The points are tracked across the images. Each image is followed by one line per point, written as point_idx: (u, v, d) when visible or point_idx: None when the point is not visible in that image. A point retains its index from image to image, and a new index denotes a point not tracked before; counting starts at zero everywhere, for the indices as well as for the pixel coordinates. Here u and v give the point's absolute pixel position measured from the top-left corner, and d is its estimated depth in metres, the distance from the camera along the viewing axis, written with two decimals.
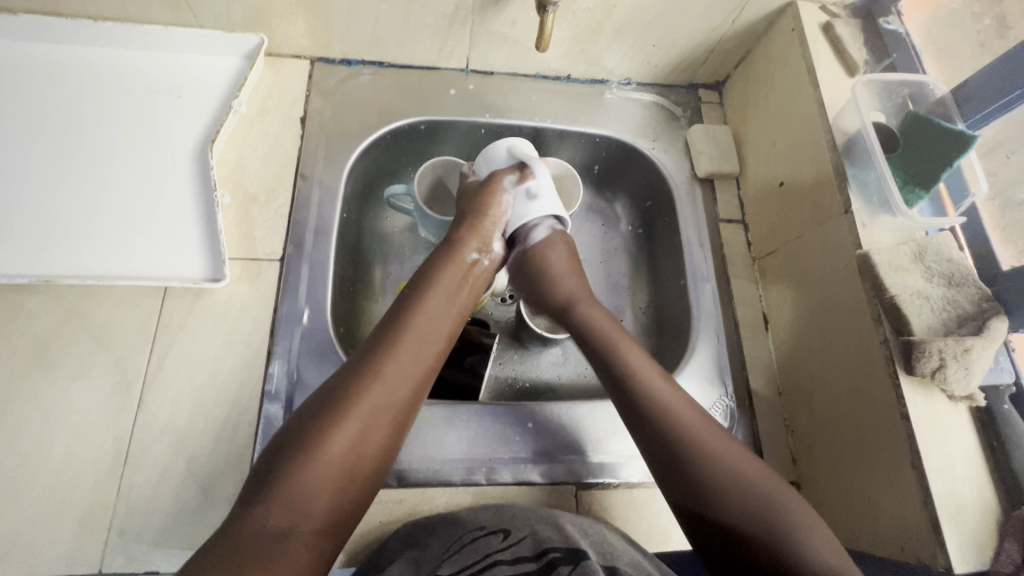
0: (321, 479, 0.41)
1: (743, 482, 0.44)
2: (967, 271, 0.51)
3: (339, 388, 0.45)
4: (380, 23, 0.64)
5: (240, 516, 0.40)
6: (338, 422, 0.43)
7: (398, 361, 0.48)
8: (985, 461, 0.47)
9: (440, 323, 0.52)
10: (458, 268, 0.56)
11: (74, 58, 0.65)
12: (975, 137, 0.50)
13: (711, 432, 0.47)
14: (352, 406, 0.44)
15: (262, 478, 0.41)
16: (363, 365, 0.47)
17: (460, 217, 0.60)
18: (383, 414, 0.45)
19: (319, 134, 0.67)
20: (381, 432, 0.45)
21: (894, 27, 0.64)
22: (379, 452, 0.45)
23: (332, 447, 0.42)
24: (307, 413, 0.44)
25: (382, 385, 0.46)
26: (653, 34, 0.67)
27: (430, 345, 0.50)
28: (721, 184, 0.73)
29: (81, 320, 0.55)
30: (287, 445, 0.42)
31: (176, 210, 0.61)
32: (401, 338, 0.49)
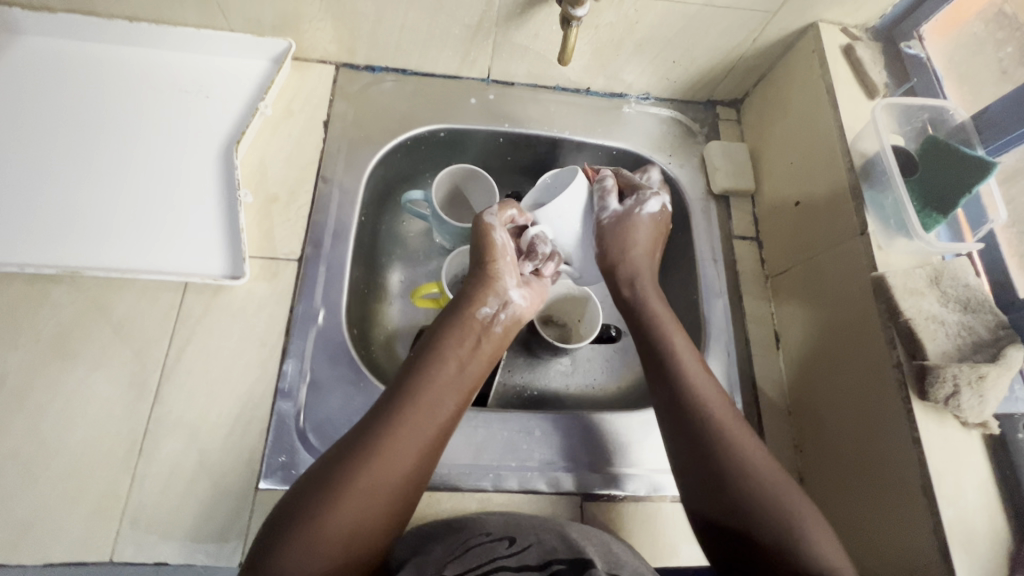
0: (320, 556, 0.41)
1: (768, 490, 0.46)
2: (983, 297, 0.50)
3: (338, 464, 0.45)
4: (405, 32, 0.65)
5: (268, 545, 0.41)
6: (333, 505, 0.43)
7: (399, 439, 0.46)
8: (998, 491, 0.47)
9: (447, 395, 0.51)
10: (474, 324, 0.56)
11: (107, 56, 0.66)
12: (994, 164, 0.51)
13: (735, 429, 0.50)
14: (351, 484, 0.44)
15: (266, 546, 0.41)
16: (366, 441, 0.46)
17: (472, 271, 0.58)
18: (385, 490, 0.45)
19: (340, 138, 0.68)
20: (380, 510, 0.44)
21: (915, 53, 0.64)
22: (378, 527, 0.44)
23: (329, 526, 0.42)
24: (306, 487, 0.44)
25: (381, 466, 0.45)
26: (674, 50, 0.68)
27: (445, 407, 0.50)
28: (736, 200, 0.73)
29: (103, 312, 0.57)
30: (287, 519, 0.42)
31: (200, 207, 0.62)
32: (407, 412, 0.48)
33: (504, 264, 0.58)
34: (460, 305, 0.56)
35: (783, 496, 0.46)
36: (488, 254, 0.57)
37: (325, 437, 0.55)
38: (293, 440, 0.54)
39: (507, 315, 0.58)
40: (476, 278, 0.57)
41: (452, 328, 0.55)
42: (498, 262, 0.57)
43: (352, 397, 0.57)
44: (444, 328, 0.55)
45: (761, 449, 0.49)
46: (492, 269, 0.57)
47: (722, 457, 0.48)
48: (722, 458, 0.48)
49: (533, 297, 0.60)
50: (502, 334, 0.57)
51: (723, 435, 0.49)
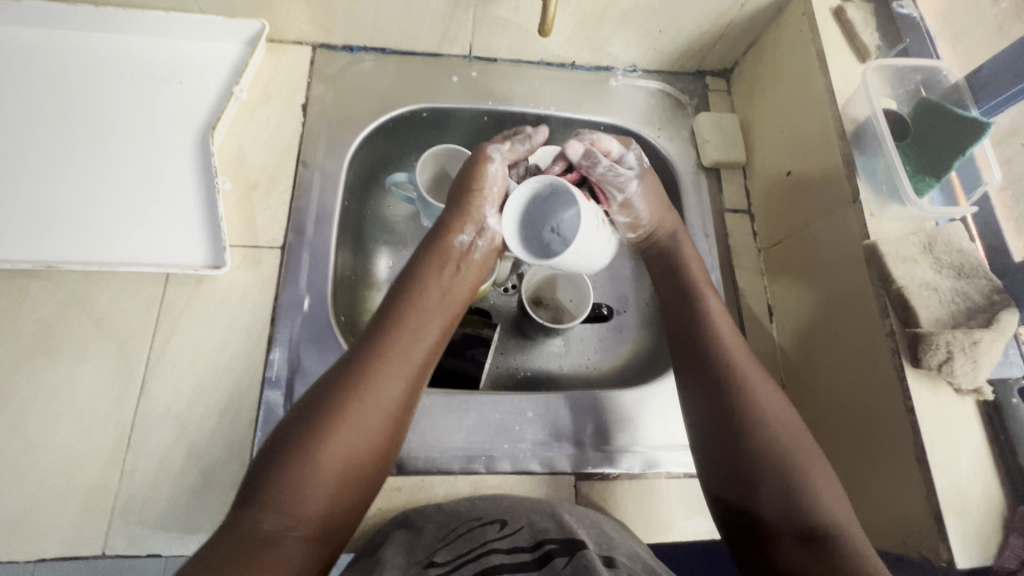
0: (318, 480, 0.42)
1: (795, 455, 0.47)
2: (976, 262, 0.49)
3: (326, 394, 0.45)
4: (381, 8, 0.63)
5: (262, 466, 0.42)
6: (326, 430, 0.43)
7: (384, 364, 0.47)
8: (992, 456, 0.46)
9: (430, 323, 0.52)
10: (452, 256, 0.56)
11: (75, 43, 0.64)
12: (988, 124, 0.49)
13: (778, 407, 0.49)
14: (343, 413, 0.44)
15: (255, 480, 0.41)
16: (352, 370, 0.46)
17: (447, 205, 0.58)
18: (377, 417, 0.45)
19: (319, 121, 0.67)
20: (374, 435, 0.45)
21: (907, 12, 0.62)
22: (374, 453, 0.45)
23: (323, 453, 0.42)
24: (298, 416, 0.44)
25: (369, 392, 0.45)
26: (660, 19, 0.66)
27: (428, 330, 0.51)
28: (727, 173, 0.71)
29: (84, 306, 0.56)
30: (277, 451, 0.42)
31: (179, 196, 0.61)
32: (390, 341, 0.49)
33: (486, 194, 0.57)
34: (437, 239, 0.56)
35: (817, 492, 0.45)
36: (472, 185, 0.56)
37: None
38: None
39: (485, 243, 0.57)
40: (452, 208, 0.57)
41: (430, 261, 0.55)
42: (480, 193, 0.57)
43: None
44: (424, 260, 0.55)
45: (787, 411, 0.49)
46: (469, 197, 0.56)
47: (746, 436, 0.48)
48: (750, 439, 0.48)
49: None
50: (482, 262, 0.58)
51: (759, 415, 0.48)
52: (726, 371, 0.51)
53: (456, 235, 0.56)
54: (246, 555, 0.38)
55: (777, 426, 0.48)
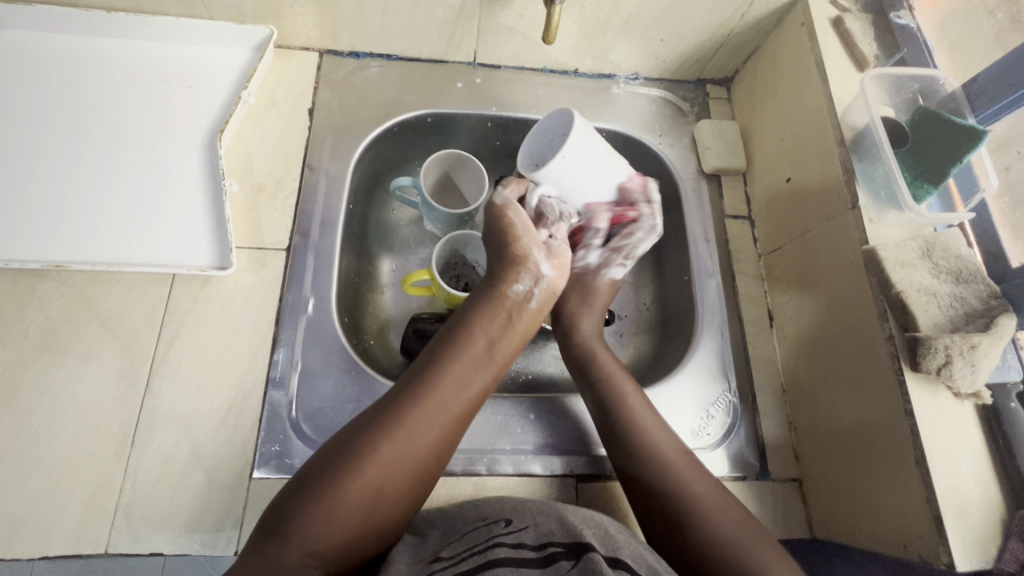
0: (345, 515, 0.42)
1: (711, 531, 0.46)
2: (975, 268, 0.50)
3: (368, 431, 0.45)
4: (388, 15, 0.65)
5: (297, 488, 0.42)
6: (362, 466, 0.43)
7: (428, 415, 0.47)
8: (992, 461, 0.46)
9: (478, 375, 0.51)
10: (505, 304, 0.55)
11: (86, 47, 0.65)
12: (986, 131, 0.50)
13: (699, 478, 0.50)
14: (379, 457, 0.44)
15: (284, 506, 0.42)
16: (397, 413, 0.46)
17: (496, 247, 0.59)
18: (410, 466, 0.45)
19: (326, 126, 0.68)
20: (405, 477, 0.45)
21: (905, 23, 0.63)
22: (404, 501, 0.45)
23: (354, 493, 0.42)
24: (339, 447, 0.44)
25: (409, 439, 0.45)
26: (661, 28, 0.67)
27: (478, 379, 0.51)
28: (728, 179, 0.72)
29: (91, 306, 0.56)
30: (309, 481, 0.43)
31: (185, 198, 0.62)
32: (435, 386, 0.48)
33: (531, 239, 0.59)
34: (494, 281, 0.56)
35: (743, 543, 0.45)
36: (515, 227, 0.58)
37: (318, 425, 0.55)
38: (285, 429, 0.54)
39: (542, 291, 0.57)
40: (503, 253, 0.58)
41: (487, 302, 0.55)
42: (524, 237, 0.58)
43: (344, 384, 0.57)
44: (478, 302, 0.55)
45: (713, 490, 0.49)
46: (521, 242, 0.58)
47: (670, 500, 0.49)
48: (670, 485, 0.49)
49: (561, 269, 0.59)
50: (537, 311, 0.57)
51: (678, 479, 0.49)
52: (642, 441, 0.52)
53: (512, 283, 0.56)
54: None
55: (701, 493, 0.49)
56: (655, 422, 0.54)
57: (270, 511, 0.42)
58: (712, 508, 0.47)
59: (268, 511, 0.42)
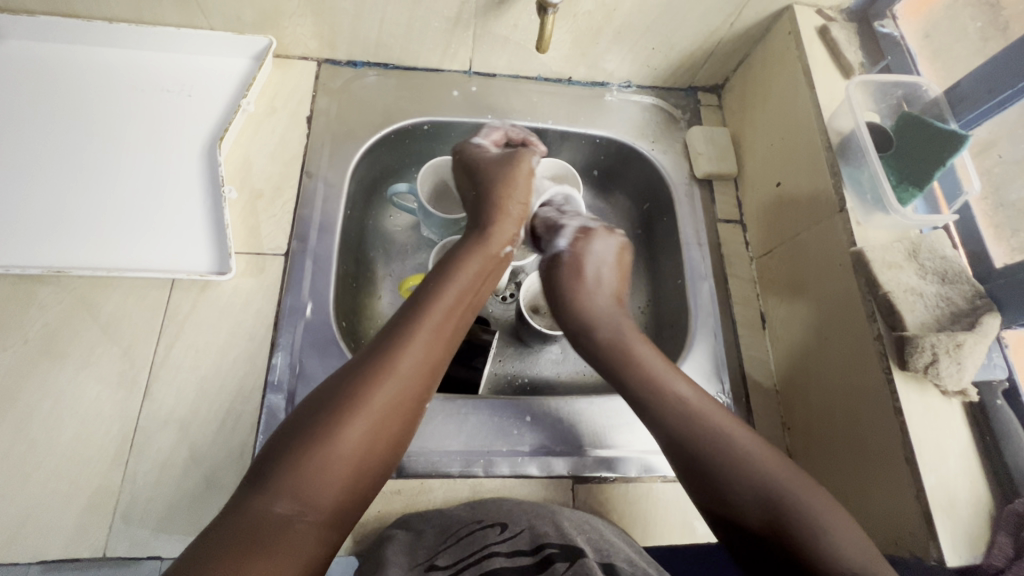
0: (335, 466, 0.41)
1: (733, 471, 0.45)
2: (959, 268, 0.51)
3: (349, 381, 0.45)
4: (385, 25, 0.66)
5: (283, 443, 0.42)
6: (351, 412, 0.43)
7: (409, 357, 0.47)
8: (979, 457, 0.47)
9: (456, 320, 0.52)
10: (486, 257, 0.56)
11: (87, 57, 0.67)
12: (966, 137, 0.51)
13: (741, 442, 0.46)
14: (365, 404, 0.44)
15: (267, 464, 0.41)
16: (376, 360, 0.46)
17: (483, 204, 0.60)
18: (392, 411, 0.45)
19: (324, 133, 0.69)
20: (392, 426, 0.45)
21: (888, 31, 0.65)
22: (389, 448, 0.45)
23: (342, 442, 0.42)
24: (319, 403, 0.44)
25: (395, 382, 0.45)
26: (652, 37, 0.69)
27: (451, 325, 0.51)
28: (720, 184, 0.73)
29: (90, 311, 0.57)
30: (293, 434, 0.42)
31: (185, 205, 0.62)
32: (415, 332, 0.48)
33: (518, 200, 0.61)
34: (482, 237, 0.58)
35: (770, 489, 0.43)
36: (506, 189, 0.60)
37: None
38: None
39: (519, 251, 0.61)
40: (489, 212, 0.59)
41: (466, 253, 0.56)
42: (512, 200, 0.60)
43: None
44: (459, 256, 0.56)
45: (743, 431, 0.47)
46: (505, 199, 0.60)
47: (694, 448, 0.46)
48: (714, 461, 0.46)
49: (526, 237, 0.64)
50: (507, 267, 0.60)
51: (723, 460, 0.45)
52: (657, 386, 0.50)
53: (495, 239, 0.58)
54: (254, 541, 0.37)
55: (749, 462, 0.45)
56: (660, 361, 0.53)
57: (251, 475, 0.41)
58: (739, 452, 0.45)
59: (249, 474, 0.41)
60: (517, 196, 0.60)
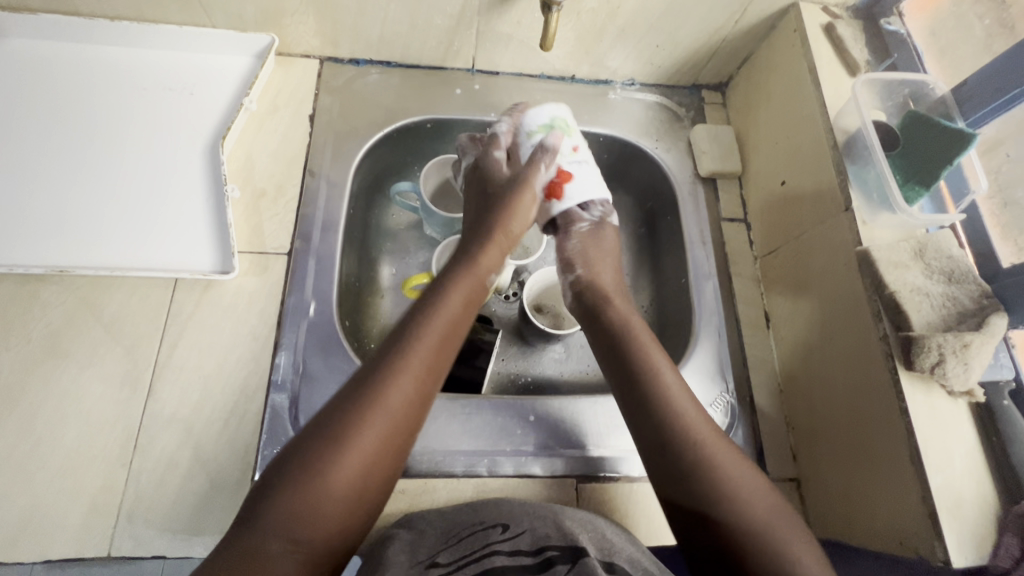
0: (325, 501, 0.40)
1: (724, 494, 0.43)
2: (966, 268, 0.51)
3: (342, 410, 0.43)
4: (388, 23, 0.66)
5: (274, 475, 0.41)
6: (342, 444, 0.42)
7: (401, 383, 0.45)
8: (985, 458, 0.47)
9: (450, 342, 0.50)
10: (478, 271, 0.55)
11: (89, 55, 0.66)
12: (974, 135, 0.51)
13: (736, 474, 0.45)
14: (358, 434, 0.42)
15: (259, 497, 0.40)
16: (366, 387, 0.44)
17: (489, 206, 0.58)
18: (384, 441, 0.43)
19: (327, 132, 0.68)
20: (383, 456, 0.43)
21: (895, 29, 0.64)
22: (381, 479, 0.43)
23: (332, 475, 0.41)
24: (311, 431, 0.43)
25: (386, 411, 0.44)
26: (657, 35, 0.68)
27: (445, 347, 0.49)
28: (724, 182, 0.73)
29: (94, 310, 0.57)
30: (282, 466, 0.41)
31: (187, 203, 0.62)
32: (406, 357, 0.46)
33: (525, 214, 0.58)
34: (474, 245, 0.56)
35: (755, 519, 0.42)
36: (514, 199, 0.57)
37: None
38: (287, 431, 0.54)
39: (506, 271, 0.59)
40: (491, 219, 0.57)
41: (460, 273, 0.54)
42: (518, 213, 0.58)
43: None
44: (451, 273, 0.54)
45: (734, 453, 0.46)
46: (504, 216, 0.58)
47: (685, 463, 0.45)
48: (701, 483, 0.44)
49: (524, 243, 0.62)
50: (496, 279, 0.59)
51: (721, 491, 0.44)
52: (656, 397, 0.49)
53: (487, 251, 0.56)
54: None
55: (748, 498, 0.43)
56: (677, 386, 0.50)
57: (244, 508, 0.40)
58: (732, 478, 0.44)
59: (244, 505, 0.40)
60: (520, 215, 0.58)
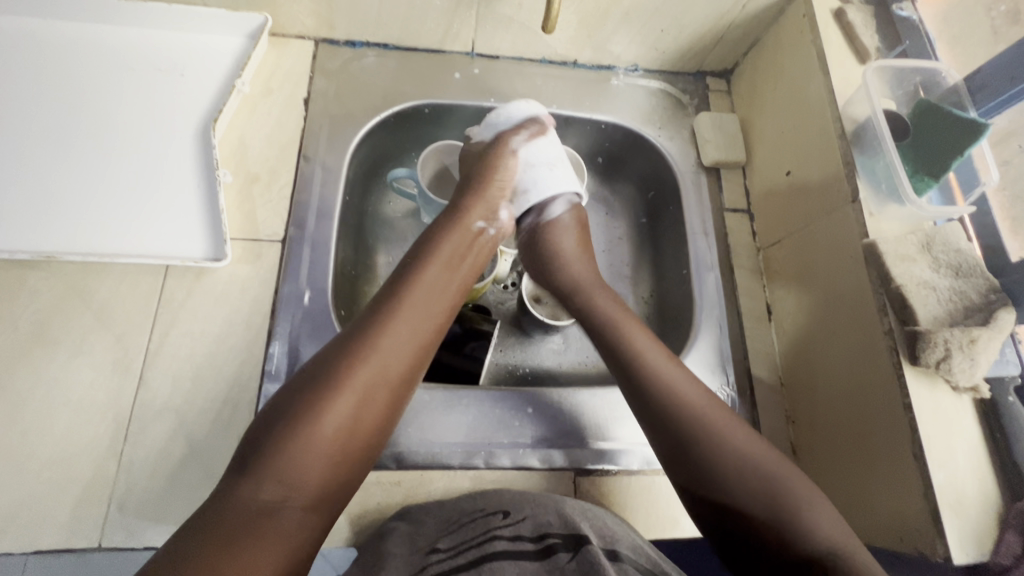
0: (317, 448, 0.41)
1: (734, 464, 0.44)
2: (974, 262, 0.50)
3: (331, 360, 0.44)
4: (385, 4, 0.64)
5: (267, 424, 0.41)
6: (333, 391, 0.42)
7: (394, 332, 0.46)
8: (988, 455, 0.46)
9: (440, 296, 0.51)
10: (461, 235, 0.55)
11: (76, 34, 0.64)
12: (987, 126, 0.49)
13: (729, 425, 0.46)
14: (346, 381, 0.43)
15: (251, 446, 0.40)
16: (358, 336, 0.45)
17: (465, 183, 0.59)
18: (377, 388, 0.44)
19: (321, 116, 0.67)
20: (378, 402, 0.44)
21: (907, 15, 0.63)
22: (375, 426, 0.44)
23: (324, 421, 0.41)
24: (303, 380, 0.43)
25: (380, 357, 0.45)
26: (661, 19, 0.67)
27: (436, 300, 0.50)
28: (727, 172, 0.72)
29: (83, 297, 0.55)
30: (275, 416, 0.41)
31: (178, 189, 0.61)
32: (396, 309, 0.47)
33: (502, 182, 0.60)
34: (454, 215, 0.57)
35: (767, 480, 0.43)
36: (490, 171, 0.59)
37: None
38: None
39: (496, 232, 0.59)
40: (468, 190, 0.58)
41: (445, 232, 0.55)
42: (495, 180, 0.59)
43: None
44: (438, 231, 0.55)
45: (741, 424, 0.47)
46: (489, 184, 0.59)
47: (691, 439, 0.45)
48: (704, 450, 0.45)
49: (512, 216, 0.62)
50: (492, 245, 0.58)
51: (714, 444, 0.45)
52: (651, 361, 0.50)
53: (471, 217, 0.57)
54: (241, 529, 0.37)
55: (756, 462, 0.44)
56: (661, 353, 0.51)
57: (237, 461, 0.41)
58: (741, 444, 0.45)
59: (237, 457, 0.41)
60: (496, 179, 0.59)
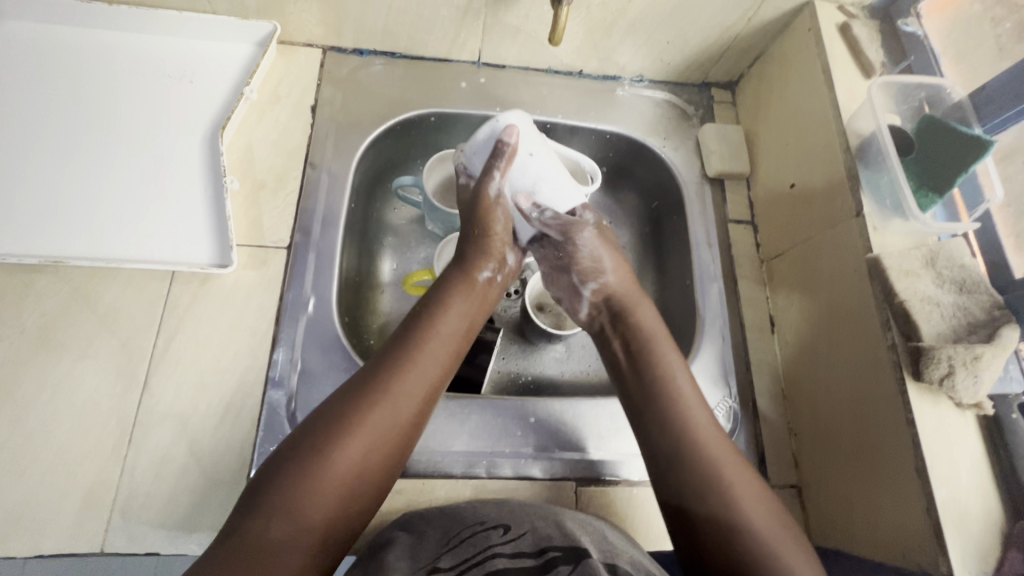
0: (325, 487, 0.40)
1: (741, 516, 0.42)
2: (978, 278, 0.50)
3: (339, 407, 0.44)
4: (393, 13, 0.64)
5: (280, 459, 0.41)
6: (346, 431, 0.42)
7: (405, 378, 0.46)
8: (991, 472, 0.46)
9: (449, 340, 0.50)
10: (468, 286, 0.55)
11: (88, 39, 0.65)
12: (992, 141, 0.50)
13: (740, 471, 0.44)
14: (354, 425, 0.43)
15: (262, 482, 0.40)
16: (372, 379, 0.46)
17: (467, 230, 0.57)
18: (387, 432, 0.44)
19: (328, 123, 0.67)
20: (384, 446, 0.44)
21: (912, 30, 0.63)
22: (380, 470, 0.43)
23: (334, 462, 0.41)
24: (317, 419, 0.43)
25: (389, 402, 0.45)
26: (667, 31, 0.67)
27: (445, 344, 0.50)
28: (731, 183, 0.72)
29: (90, 301, 0.56)
30: (288, 454, 0.41)
31: (186, 194, 0.61)
32: (410, 354, 0.48)
33: (503, 222, 0.57)
34: (462, 266, 0.56)
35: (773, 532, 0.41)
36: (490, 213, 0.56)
37: None
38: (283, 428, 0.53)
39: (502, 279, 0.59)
40: (472, 237, 0.56)
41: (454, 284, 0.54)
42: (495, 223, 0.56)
43: None
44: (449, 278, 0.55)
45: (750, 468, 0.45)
46: (491, 231, 0.56)
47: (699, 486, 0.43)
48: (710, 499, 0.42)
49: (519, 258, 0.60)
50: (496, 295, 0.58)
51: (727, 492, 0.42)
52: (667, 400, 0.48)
53: (478, 269, 0.56)
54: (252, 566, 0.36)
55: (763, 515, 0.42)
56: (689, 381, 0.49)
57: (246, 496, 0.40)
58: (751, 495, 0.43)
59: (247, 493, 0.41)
60: (501, 223, 0.57)
